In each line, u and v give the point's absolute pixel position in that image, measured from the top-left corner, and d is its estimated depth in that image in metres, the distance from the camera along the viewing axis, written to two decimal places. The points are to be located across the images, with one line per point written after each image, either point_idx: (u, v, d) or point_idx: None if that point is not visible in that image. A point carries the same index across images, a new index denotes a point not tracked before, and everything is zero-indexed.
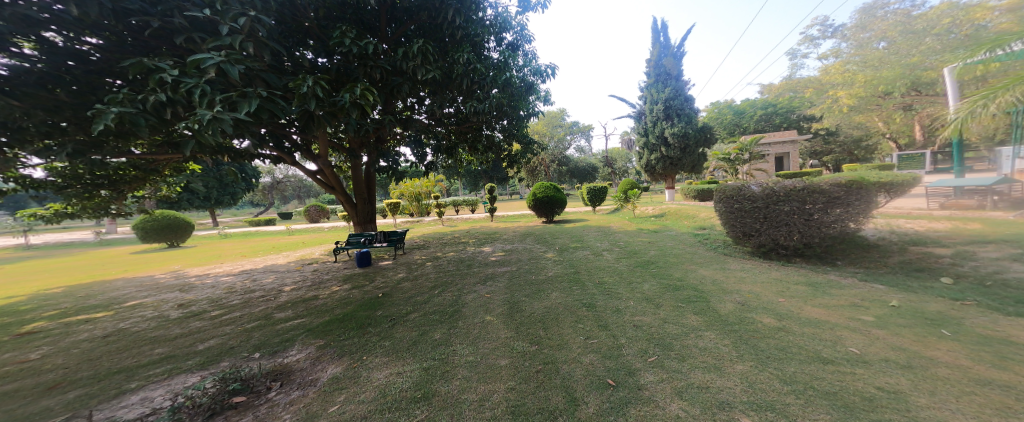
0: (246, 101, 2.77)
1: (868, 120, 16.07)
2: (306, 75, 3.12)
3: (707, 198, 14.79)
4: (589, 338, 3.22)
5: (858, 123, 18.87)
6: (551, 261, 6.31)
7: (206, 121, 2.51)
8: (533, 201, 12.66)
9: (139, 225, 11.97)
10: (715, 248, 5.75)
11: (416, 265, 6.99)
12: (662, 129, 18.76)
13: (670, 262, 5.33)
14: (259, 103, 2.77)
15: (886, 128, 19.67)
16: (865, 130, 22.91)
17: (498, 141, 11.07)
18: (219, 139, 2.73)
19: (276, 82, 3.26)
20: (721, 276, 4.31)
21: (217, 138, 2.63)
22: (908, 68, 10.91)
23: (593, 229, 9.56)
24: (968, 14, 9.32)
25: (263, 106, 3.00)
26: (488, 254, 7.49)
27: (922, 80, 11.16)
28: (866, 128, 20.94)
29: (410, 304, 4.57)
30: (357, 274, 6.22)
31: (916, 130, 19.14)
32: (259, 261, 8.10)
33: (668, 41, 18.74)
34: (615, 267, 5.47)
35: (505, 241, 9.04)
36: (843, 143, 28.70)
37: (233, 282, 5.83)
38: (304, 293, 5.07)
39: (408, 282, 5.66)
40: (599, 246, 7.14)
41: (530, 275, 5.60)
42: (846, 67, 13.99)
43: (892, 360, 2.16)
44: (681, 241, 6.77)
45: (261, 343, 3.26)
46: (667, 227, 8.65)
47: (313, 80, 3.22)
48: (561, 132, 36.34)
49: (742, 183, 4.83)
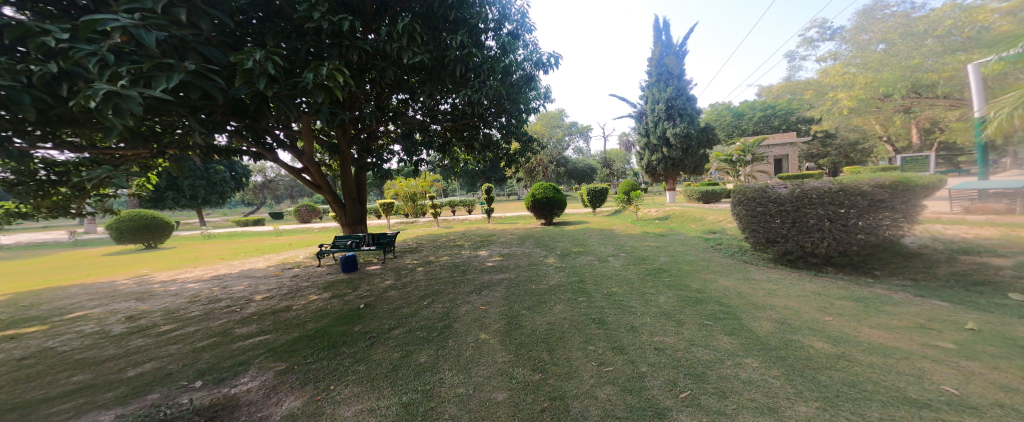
0: (165, 76, 2.24)
1: (868, 123, 15.83)
2: (252, 49, 2.57)
3: (712, 199, 14.39)
4: (602, 364, 2.71)
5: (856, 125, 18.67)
6: (553, 267, 5.80)
7: (99, 97, 1.98)
8: (531, 202, 12.13)
9: (114, 225, 11.28)
10: (732, 254, 5.27)
11: (406, 271, 6.43)
12: (664, 129, 18.39)
13: (686, 270, 4.83)
14: (180, 79, 2.24)
15: (884, 131, 19.51)
16: (863, 133, 22.77)
17: (495, 140, 10.55)
18: (126, 122, 2.19)
19: (216, 57, 2.74)
20: (748, 287, 3.81)
21: (122, 121, 2.12)
22: (908, 70, 10.41)
23: (595, 232, 9.04)
24: (973, 14, 9.06)
25: (192, 84, 2.47)
26: (484, 259, 6.95)
27: (923, 83, 10.28)
28: (866, 130, 20.75)
29: (393, 317, 4.02)
30: (339, 281, 5.65)
31: (915, 133, 18.97)
32: (236, 265, 7.51)
33: (669, 40, 18.35)
34: (624, 276, 4.95)
35: (502, 244, 8.50)
36: (840, 146, 28.57)
37: (199, 289, 5.25)
38: (276, 303, 4.49)
39: (395, 291, 5.11)
40: (604, 251, 6.64)
41: (530, 283, 5.07)
42: (844, 69, 13.65)
43: (1008, 405, 1.66)
44: (692, 246, 6.29)
45: (207, 368, 2.70)
46: (674, 230, 8.19)
47: (264, 54, 2.66)
48: (559, 132, 35.95)
49: (765, 184, 4.35)
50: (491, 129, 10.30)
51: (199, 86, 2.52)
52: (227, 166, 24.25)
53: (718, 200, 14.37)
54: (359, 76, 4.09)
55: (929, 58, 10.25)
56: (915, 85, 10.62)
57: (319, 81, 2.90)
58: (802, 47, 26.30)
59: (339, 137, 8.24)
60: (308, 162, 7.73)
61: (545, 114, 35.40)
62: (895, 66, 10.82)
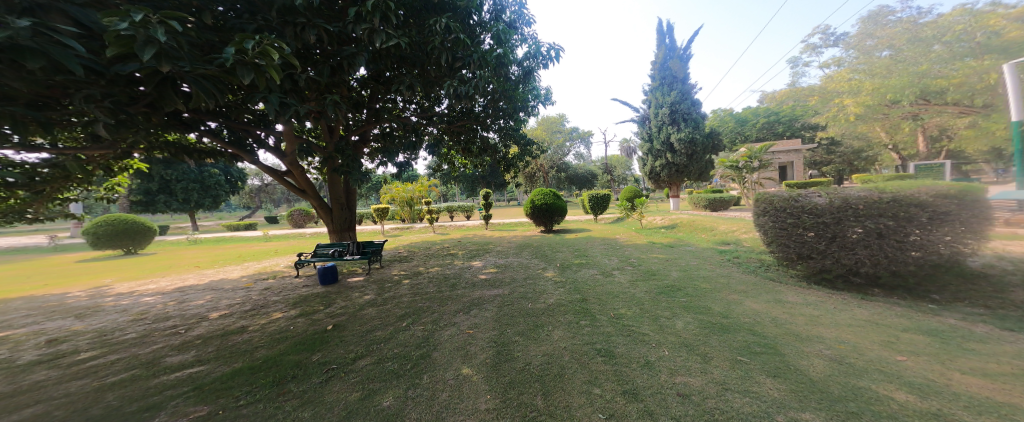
0: None
1: (875, 130, 15.35)
2: (133, 10, 1.92)
3: (719, 207, 13.79)
4: (612, 416, 2.11)
5: (861, 133, 18.24)
6: (552, 283, 5.18)
7: None
8: (530, 209, 11.55)
9: (92, 229, 10.74)
10: (754, 269, 4.67)
11: (390, 283, 5.83)
12: (668, 134, 17.92)
13: (703, 288, 4.22)
14: None
15: (890, 139, 19.09)
16: (867, 141, 22.33)
17: (492, 143, 10.08)
18: None
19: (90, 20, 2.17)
20: (785, 312, 3.22)
21: None
22: (916, 75, 10.11)
23: (598, 241, 8.45)
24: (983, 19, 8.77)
25: (35, 48, 1.89)
26: (477, 271, 6.35)
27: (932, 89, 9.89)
28: (872, 138, 20.30)
29: (363, 343, 3.42)
30: (312, 295, 5.04)
31: (922, 141, 18.50)
32: (207, 275, 6.92)
33: (674, 43, 18.00)
34: (634, 295, 4.33)
35: (498, 254, 7.91)
36: (845, 153, 28.05)
37: (152, 305, 4.65)
38: (231, 323, 3.89)
39: (373, 308, 4.50)
40: (609, 263, 6.02)
41: (527, 302, 4.47)
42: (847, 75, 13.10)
43: None
44: (706, 258, 5.69)
45: (101, 416, 2.10)
46: (683, 241, 7.58)
47: (156, 18, 2.00)
48: (560, 138, 35.55)
49: (796, 193, 3.82)
50: (490, 132, 9.84)
51: (51, 54, 1.95)
52: (222, 169, 23.73)
53: (726, 207, 13.77)
54: (326, 63, 3.51)
55: (938, 64, 9.76)
56: (924, 91, 10.15)
57: (246, 60, 2.25)
58: (805, 54, 26.03)
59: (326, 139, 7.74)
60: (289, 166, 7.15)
61: (546, 120, 35.06)
62: (902, 72, 10.49)
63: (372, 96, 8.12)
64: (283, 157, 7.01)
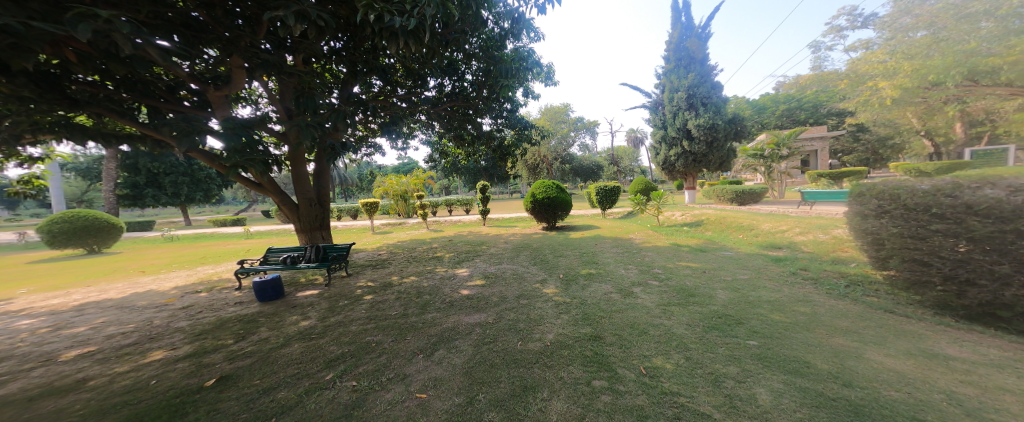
0: None
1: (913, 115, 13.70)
2: None
3: (749, 200, 12.08)
4: None
5: (894, 118, 16.49)
6: (552, 306, 3.84)
7: None
8: (530, 204, 10.15)
9: (46, 228, 9.75)
10: (847, 293, 3.27)
11: (345, 300, 4.54)
12: (684, 120, 16.22)
13: (778, 324, 2.85)
14: None
15: (923, 127, 17.37)
16: (896, 128, 20.39)
17: (487, 131, 8.85)
18: None
19: None
20: (978, 395, 1.83)
21: None
22: (961, 54, 7.64)
23: (609, 242, 7.03)
24: None
25: None
26: (458, 284, 5.04)
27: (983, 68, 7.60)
28: (905, 124, 18.35)
29: (245, 416, 2.14)
30: (234, 319, 3.79)
31: (959, 126, 16.73)
32: (136, 285, 5.71)
33: (691, 21, 16.29)
34: (672, 333, 2.99)
35: (490, 257, 6.61)
36: (869, 142, 25.81)
37: (7, 338, 3.45)
38: (76, 371, 2.66)
39: (299, 344, 3.21)
40: (627, 276, 4.62)
41: (515, 339, 3.17)
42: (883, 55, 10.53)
43: None
44: (760, 269, 4.25)
45: None
46: (716, 243, 6.14)
47: None
48: (566, 127, 33.48)
49: (950, 183, 2.58)
50: (484, 117, 8.69)
51: None
52: None
53: (756, 200, 12.07)
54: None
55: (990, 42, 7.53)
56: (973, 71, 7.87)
57: None
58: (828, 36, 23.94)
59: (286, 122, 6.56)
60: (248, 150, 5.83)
61: (550, 109, 33.30)
62: (944, 51, 8.10)
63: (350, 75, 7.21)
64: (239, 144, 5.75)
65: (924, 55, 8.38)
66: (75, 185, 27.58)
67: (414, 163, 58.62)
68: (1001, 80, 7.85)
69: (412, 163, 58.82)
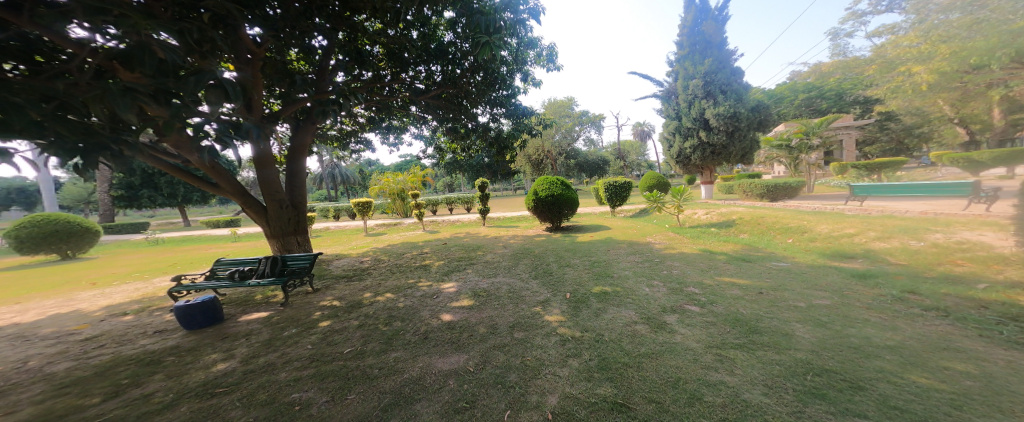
0: None
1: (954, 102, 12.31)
2: None
3: (779, 196, 10.81)
4: None
5: (926, 106, 15.10)
6: (558, 344, 2.82)
7: None
8: (532, 203, 9.08)
9: (15, 232, 9.09)
10: (1006, 337, 2.18)
11: (295, 327, 3.51)
12: (701, 109, 14.87)
13: (933, 396, 1.78)
14: None
15: (959, 116, 15.90)
16: (925, 117, 18.75)
17: (482, 122, 7.81)
18: None
19: None
20: None
21: None
22: (1007, 35, 6.48)
23: (622, 248, 5.94)
24: None
25: None
26: (441, 305, 4.02)
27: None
28: (937, 112, 16.83)
29: None
30: (133, 360, 2.83)
31: (998, 115, 15.23)
32: (61, 304, 4.77)
33: (706, 3, 14.89)
34: (747, 401, 1.93)
35: (483, 267, 5.62)
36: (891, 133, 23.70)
37: None
38: None
39: (185, 411, 2.14)
40: (654, 297, 3.54)
41: (503, 406, 2.13)
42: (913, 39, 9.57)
43: None
44: (844, 292, 3.16)
45: None
46: (759, 248, 5.02)
47: None
48: (571, 122, 32.15)
49: None
50: (479, 107, 7.75)
51: None
52: None
53: (789, 196, 10.77)
54: None
55: None
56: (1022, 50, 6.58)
57: None
58: (849, 22, 22.34)
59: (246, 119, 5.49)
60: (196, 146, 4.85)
61: (553, 103, 32.07)
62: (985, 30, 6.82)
63: (328, 59, 6.54)
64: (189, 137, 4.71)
65: (961, 38, 7.32)
66: (79, 187, 27.38)
67: (416, 161, 57.82)
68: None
69: (415, 161, 58.07)
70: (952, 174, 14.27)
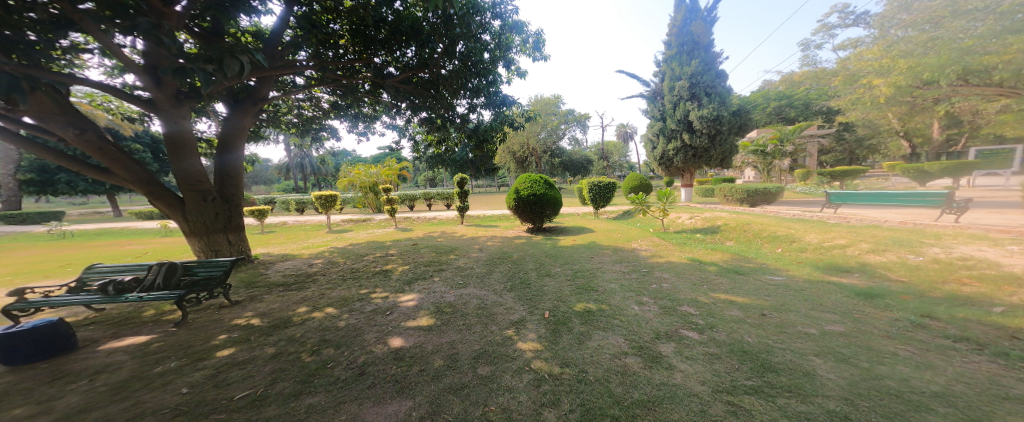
0: None
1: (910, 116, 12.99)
2: None
3: (757, 202, 10.86)
4: None
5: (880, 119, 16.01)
6: (527, 386, 2.21)
7: None
8: (513, 202, 8.45)
9: None
10: None
11: (182, 358, 2.66)
12: (685, 111, 14.87)
13: None
14: None
15: (910, 130, 16.99)
16: (876, 129, 20.08)
17: (461, 113, 7.04)
18: None
19: None
20: None
21: None
22: (956, 52, 6.82)
23: (609, 254, 5.45)
24: None
25: None
26: (393, 325, 3.29)
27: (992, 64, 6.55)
28: (888, 126, 18.01)
29: None
30: None
31: (937, 131, 16.45)
32: None
33: (696, 3, 14.81)
34: None
35: (453, 274, 4.91)
36: (846, 144, 25.13)
37: None
38: None
39: None
40: (645, 319, 3.02)
41: None
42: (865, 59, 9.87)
43: None
44: (854, 315, 2.78)
45: None
46: (750, 258, 4.69)
47: None
48: (555, 120, 31.69)
49: None
50: (458, 98, 6.99)
51: None
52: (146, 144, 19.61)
53: (767, 202, 10.81)
54: None
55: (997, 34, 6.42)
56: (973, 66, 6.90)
57: None
58: (819, 34, 23.28)
59: (157, 99, 4.52)
60: (75, 123, 3.98)
61: (537, 101, 31.57)
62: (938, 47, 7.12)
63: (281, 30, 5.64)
64: (75, 112, 4.10)
65: (918, 53, 7.56)
66: None
67: (393, 154, 55.16)
68: (995, 79, 7.18)
69: (393, 154, 55.46)
70: (904, 183, 15.18)
